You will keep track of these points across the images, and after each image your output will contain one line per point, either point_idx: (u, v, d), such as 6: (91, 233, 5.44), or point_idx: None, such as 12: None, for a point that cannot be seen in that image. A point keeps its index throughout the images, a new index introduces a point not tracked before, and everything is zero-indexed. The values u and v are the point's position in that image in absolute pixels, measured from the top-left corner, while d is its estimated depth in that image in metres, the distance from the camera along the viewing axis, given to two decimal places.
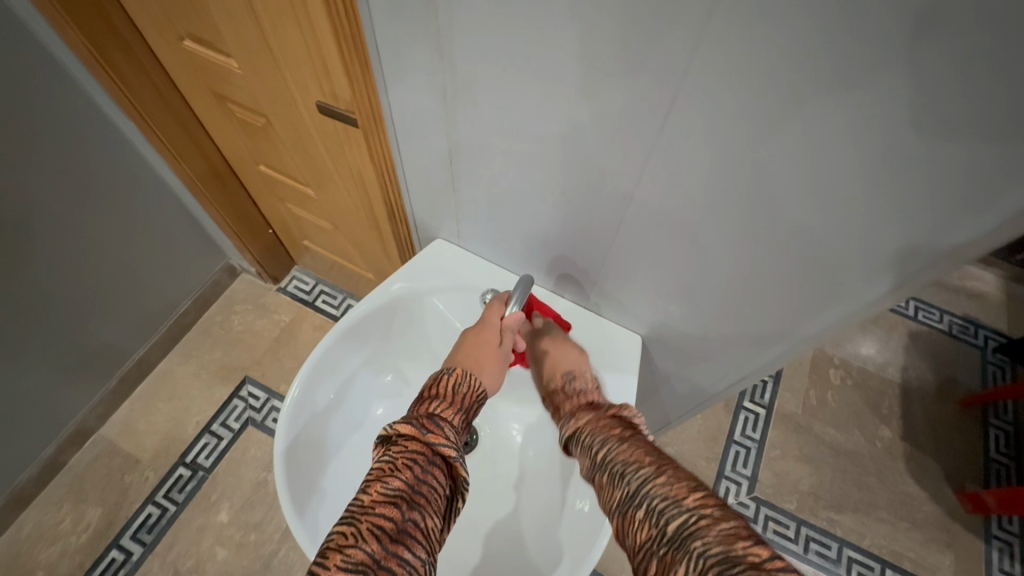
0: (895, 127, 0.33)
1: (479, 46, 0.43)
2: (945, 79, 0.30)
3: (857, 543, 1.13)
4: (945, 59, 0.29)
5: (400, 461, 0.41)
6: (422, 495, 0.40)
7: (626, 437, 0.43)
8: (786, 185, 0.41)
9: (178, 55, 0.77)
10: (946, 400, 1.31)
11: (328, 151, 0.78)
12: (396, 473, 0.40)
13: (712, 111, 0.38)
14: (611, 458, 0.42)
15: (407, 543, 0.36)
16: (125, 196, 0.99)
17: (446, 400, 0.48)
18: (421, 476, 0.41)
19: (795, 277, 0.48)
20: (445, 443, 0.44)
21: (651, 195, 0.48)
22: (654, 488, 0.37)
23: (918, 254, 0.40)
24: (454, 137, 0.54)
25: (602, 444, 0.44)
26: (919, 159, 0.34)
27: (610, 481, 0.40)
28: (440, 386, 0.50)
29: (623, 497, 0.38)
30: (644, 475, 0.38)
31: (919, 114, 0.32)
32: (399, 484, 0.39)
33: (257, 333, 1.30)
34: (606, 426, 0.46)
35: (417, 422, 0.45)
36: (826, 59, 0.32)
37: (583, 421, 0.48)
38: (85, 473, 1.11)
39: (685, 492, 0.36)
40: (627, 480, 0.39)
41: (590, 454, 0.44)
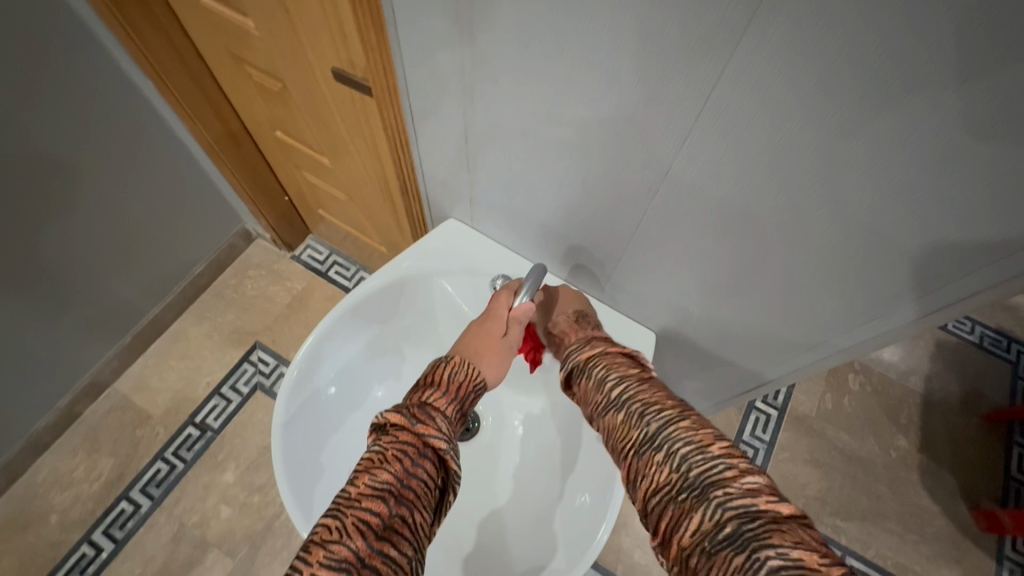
0: (965, 134, 0.29)
1: (501, 17, 0.40)
2: None
3: (861, 552, 1.11)
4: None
5: (389, 453, 0.40)
6: (411, 490, 0.39)
7: (643, 374, 0.41)
8: (827, 187, 0.37)
9: (195, 13, 0.75)
10: (969, 414, 1.26)
11: (343, 119, 0.75)
12: (385, 465, 0.39)
13: (752, 104, 0.35)
14: (629, 396, 0.38)
15: (394, 539, 0.36)
16: (142, 156, 0.99)
17: (441, 389, 0.47)
18: (411, 470, 0.40)
19: (827, 285, 0.45)
20: (435, 435, 0.42)
21: (678, 187, 0.45)
22: (677, 433, 0.35)
23: (972, 276, 0.36)
24: (472, 115, 0.51)
25: (618, 380, 0.40)
26: (988, 169, 0.30)
27: (626, 420, 0.38)
28: (437, 372, 0.48)
29: (641, 438, 0.36)
30: (666, 417, 0.36)
31: (995, 121, 0.28)
32: (388, 477, 0.38)
33: (269, 299, 1.30)
34: (620, 360, 0.42)
35: (408, 411, 0.44)
36: (889, 55, 0.28)
37: (594, 349, 0.44)
38: (98, 425, 1.14)
39: (710, 440, 0.34)
40: (646, 421, 0.37)
41: (602, 388, 0.40)
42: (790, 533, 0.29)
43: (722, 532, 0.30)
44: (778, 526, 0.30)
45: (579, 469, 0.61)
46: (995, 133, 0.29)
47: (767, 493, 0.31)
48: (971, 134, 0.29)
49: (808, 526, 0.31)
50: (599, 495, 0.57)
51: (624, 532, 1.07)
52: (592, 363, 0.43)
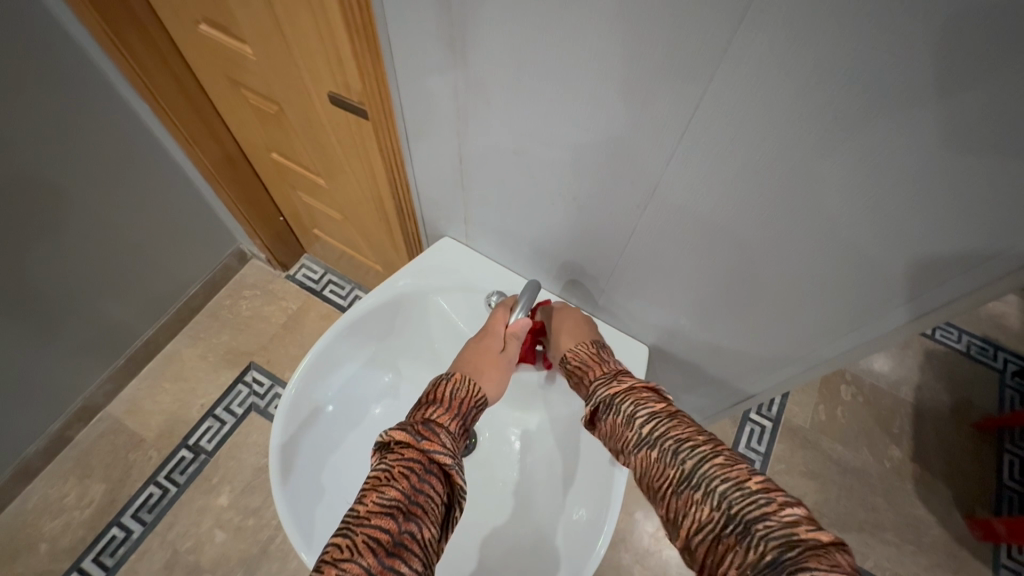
0: (929, 150, 0.31)
1: (491, 43, 0.42)
2: (986, 104, 0.28)
3: (860, 564, 1.11)
4: (995, 81, 0.27)
5: (396, 470, 0.41)
6: (418, 505, 0.39)
7: (671, 410, 0.42)
8: (808, 204, 0.39)
9: (194, 40, 0.76)
10: (961, 422, 1.27)
11: (339, 142, 0.77)
12: (392, 483, 0.40)
13: (730, 125, 0.37)
14: (660, 434, 0.40)
15: (406, 554, 0.36)
16: (138, 178, 1.00)
17: (443, 405, 0.47)
18: (417, 486, 0.40)
19: (813, 297, 0.47)
20: (440, 450, 0.43)
21: (666, 204, 0.46)
22: (713, 469, 0.36)
23: (951, 285, 0.38)
24: (466, 137, 0.53)
25: (648, 417, 0.41)
26: (955, 182, 0.32)
27: (660, 459, 0.39)
28: (439, 389, 0.49)
29: (677, 476, 0.37)
30: (699, 455, 0.37)
31: (958, 136, 0.30)
32: (395, 494, 0.39)
33: (264, 319, 1.30)
34: (646, 396, 0.43)
35: (412, 428, 0.44)
36: (853, 78, 0.30)
37: (617, 390, 0.45)
38: (90, 449, 1.12)
39: (746, 474, 0.35)
40: (680, 458, 0.38)
41: (633, 426, 0.42)
42: (834, 561, 0.30)
43: (763, 564, 0.31)
44: (816, 553, 0.30)
45: (577, 484, 0.61)
46: (967, 148, 0.30)
47: (806, 523, 0.32)
48: (943, 149, 0.31)
49: (847, 552, 0.31)
50: (597, 510, 0.58)
51: (623, 548, 1.06)
52: (619, 398, 0.44)
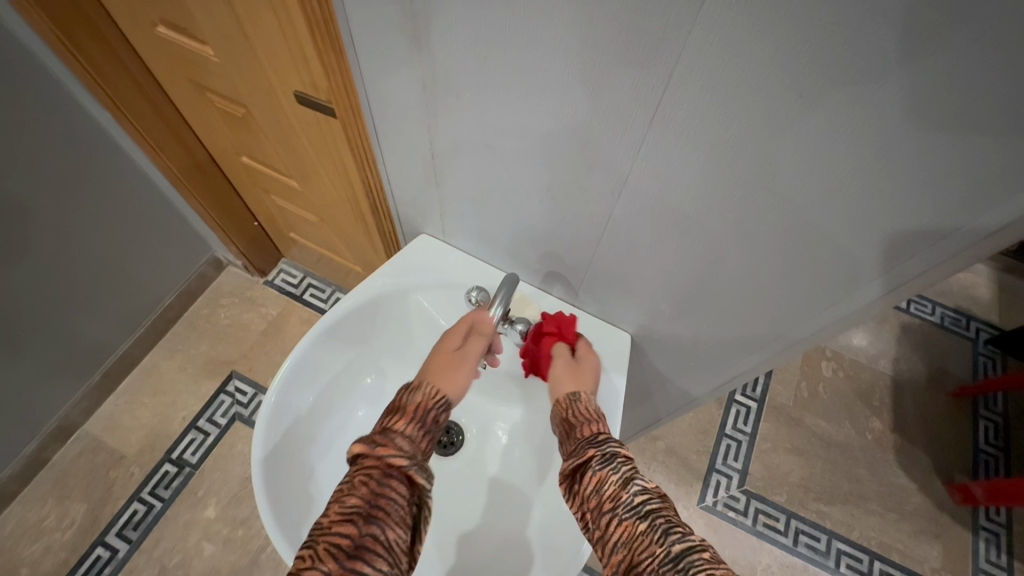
0: (894, 129, 0.32)
1: (457, 36, 0.41)
2: (945, 81, 0.28)
3: (846, 535, 1.13)
4: (957, 56, 0.27)
5: (354, 480, 0.40)
6: (380, 508, 0.39)
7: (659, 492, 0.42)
8: (776, 188, 0.39)
9: (153, 43, 0.74)
10: (938, 392, 1.31)
11: (310, 142, 0.75)
12: (352, 491, 0.39)
13: (698, 111, 0.37)
14: (654, 513, 0.39)
15: (368, 556, 0.36)
16: (103, 190, 0.97)
17: (399, 411, 0.46)
18: (377, 490, 0.40)
19: (786, 279, 0.47)
20: (397, 453, 0.42)
21: (640, 193, 0.46)
22: (702, 562, 0.35)
23: (920, 260, 0.39)
24: (436, 133, 0.52)
25: (643, 491, 0.41)
26: (919, 161, 0.33)
27: (652, 536, 0.38)
28: (398, 400, 0.48)
29: (665, 558, 0.36)
30: (691, 545, 0.37)
31: (922, 115, 0.30)
32: (355, 501, 0.39)
33: (244, 326, 1.28)
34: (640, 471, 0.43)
35: (368, 438, 0.44)
36: (816, 59, 0.30)
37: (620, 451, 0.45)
38: (69, 469, 1.09)
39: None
40: (670, 541, 0.37)
41: (625, 489, 0.41)
42: None
43: None
44: None
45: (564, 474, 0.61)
46: (933, 122, 0.30)
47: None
48: (908, 124, 0.31)
49: None
50: None
51: None
52: (619, 459, 0.44)
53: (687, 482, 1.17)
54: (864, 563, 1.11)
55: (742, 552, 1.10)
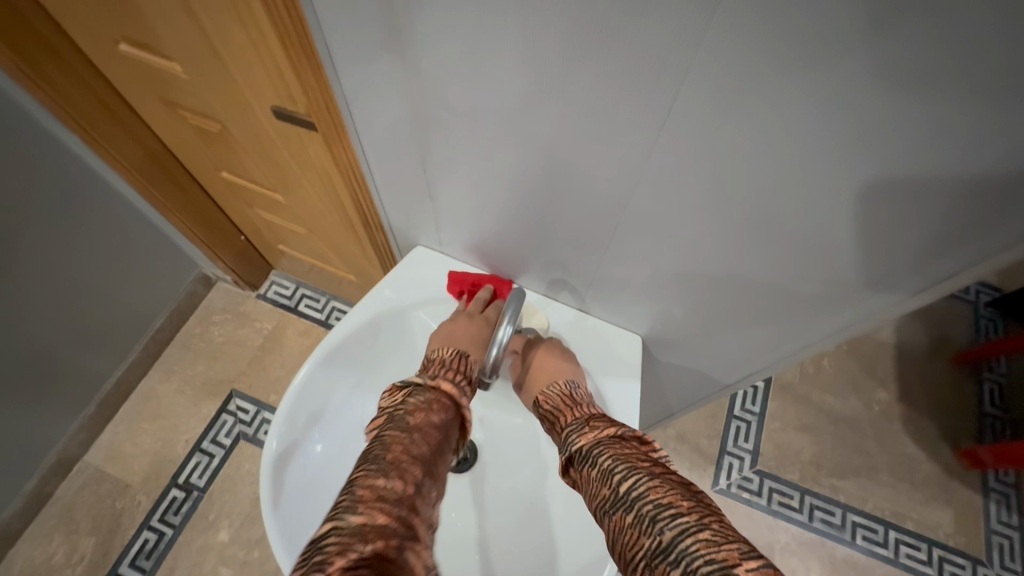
0: (921, 131, 0.30)
1: (442, 47, 0.38)
2: (982, 78, 0.26)
3: (860, 507, 1.14)
4: (994, 53, 0.25)
5: (435, 404, 0.48)
6: (446, 436, 0.46)
7: (656, 469, 0.43)
8: (795, 189, 0.37)
9: (116, 62, 0.70)
10: (941, 358, 1.31)
11: (292, 155, 0.72)
12: (433, 412, 0.47)
13: (709, 115, 0.34)
14: (641, 499, 0.40)
15: (440, 459, 0.45)
16: (79, 217, 0.93)
17: (465, 374, 0.53)
18: (447, 423, 0.47)
19: (803, 279, 0.45)
20: (466, 406, 0.51)
21: (649, 197, 0.44)
22: (696, 548, 0.35)
23: (953, 257, 0.36)
24: (426, 145, 0.50)
25: (627, 474, 0.42)
26: (946, 161, 0.31)
27: (637, 525, 0.39)
28: (461, 363, 0.54)
29: (654, 548, 0.37)
30: (682, 527, 0.36)
31: (955, 117, 0.28)
32: (436, 422, 0.46)
33: (240, 343, 1.25)
34: (627, 450, 0.45)
35: (455, 382, 0.51)
36: (837, 60, 0.28)
37: (603, 433, 0.48)
38: (73, 502, 1.07)
39: (735, 559, 0.34)
40: (659, 528, 0.37)
41: (609, 481, 0.43)
42: None
43: None
44: None
45: None
46: (972, 117, 0.28)
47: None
48: (937, 122, 0.29)
49: None
50: None
51: None
52: (597, 451, 0.46)
53: (700, 467, 1.17)
54: (879, 534, 1.12)
55: (758, 532, 1.11)
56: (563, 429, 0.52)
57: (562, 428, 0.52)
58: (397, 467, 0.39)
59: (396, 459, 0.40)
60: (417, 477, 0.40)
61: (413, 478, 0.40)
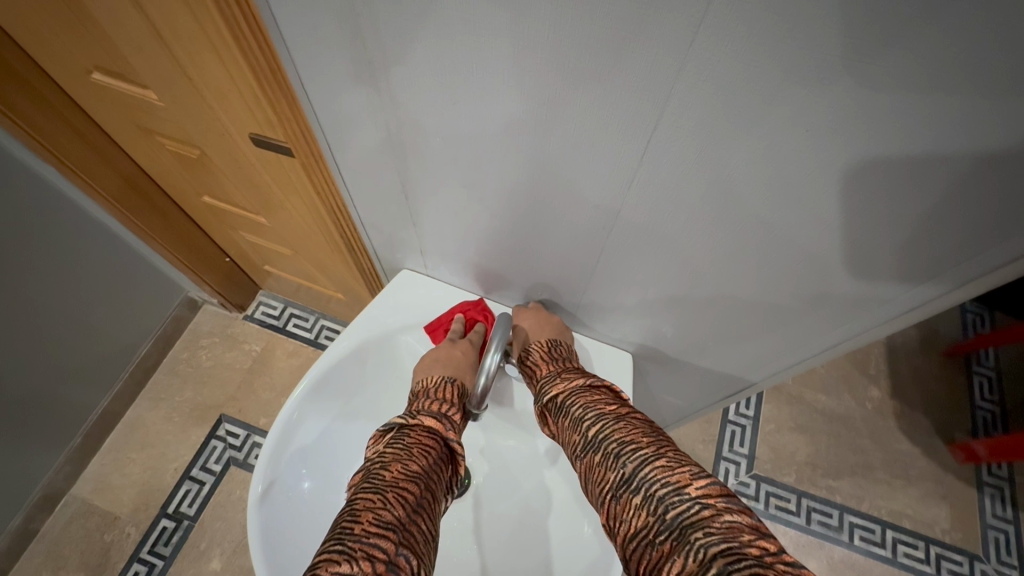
0: (894, 151, 0.30)
1: (419, 78, 0.38)
2: (948, 100, 0.27)
3: (857, 508, 1.14)
4: (959, 79, 0.26)
5: (415, 449, 0.45)
6: (433, 485, 0.44)
7: (621, 411, 0.46)
8: (776, 209, 0.37)
9: (91, 91, 0.68)
10: (931, 353, 1.32)
11: (273, 180, 0.71)
12: (413, 458, 0.44)
13: (688, 140, 0.35)
14: (606, 438, 0.43)
15: (423, 517, 0.41)
16: (59, 247, 0.91)
17: (452, 403, 0.52)
18: (433, 466, 0.45)
19: (788, 294, 0.45)
20: (455, 438, 0.49)
21: (633, 220, 0.44)
22: (652, 474, 0.39)
23: (937, 268, 0.37)
24: (408, 171, 0.49)
25: (595, 419, 0.45)
26: (917, 181, 0.31)
27: (604, 462, 0.42)
28: (450, 392, 0.53)
29: (618, 479, 0.40)
30: (643, 459, 0.40)
31: (926, 139, 0.29)
32: (417, 468, 0.43)
33: (228, 366, 1.23)
34: (597, 398, 0.48)
35: (437, 416, 0.50)
36: (807, 87, 0.29)
37: (571, 384, 0.50)
38: (60, 537, 1.04)
39: (687, 480, 0.38)
40: (622, 462, 0.41)
41: (581, 427, 0.46)
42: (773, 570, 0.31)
43: (699, 569, 0.33)
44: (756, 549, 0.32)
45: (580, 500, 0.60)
46: (956, 131, 0.28)
47: (718, 498, 0.37)
48: (910, 143, 0.29)
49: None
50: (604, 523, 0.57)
51: None
52: (569, 401, 0.49)
53: None
54: (877, 534, 1.12)
55: None
56: (541, 381, 0.54)
57: (540, 380, 0.54)
58: (364, 544, 0.35)
59: (364, 532, 0.36)
60: (390, 551, 0.36)
61: (383, 555, 0.35)
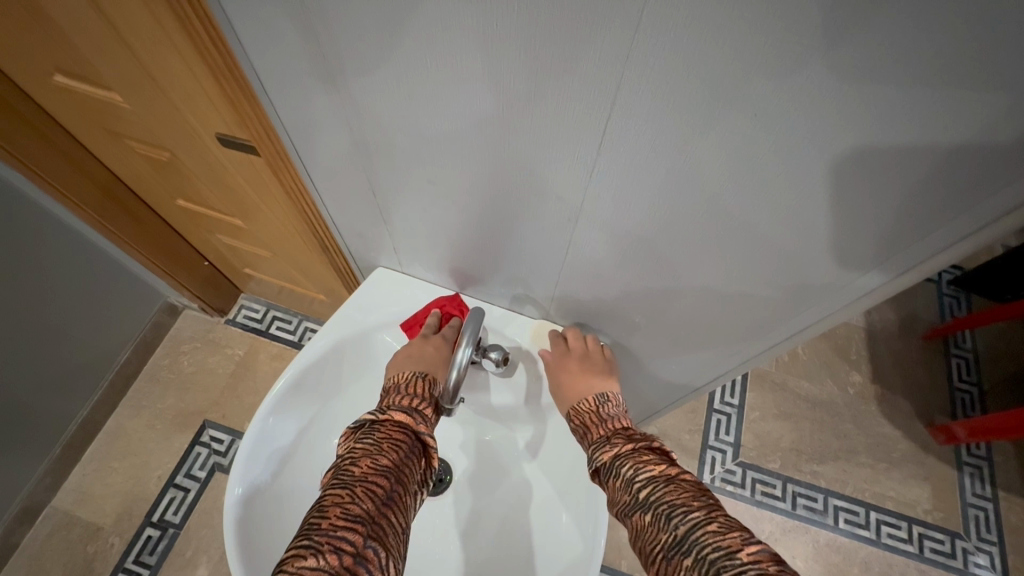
0: (845, 136, 0.31)
1: (379, 75, 0.38)
2: (891, 85, 0.27)
3: (841, 491, 1.16)
4: (901, 63, 0.26)
5: (385, 444, 0.45)
6: (405, 477, 0.43)
7: (670, 471, 0.43)
8: (737, 196, 0.38)
9: (53, 93, 0.67)
10: (910, 337, 1.34)
11: (244, 180, 0.70)
12: (383, 453, 0.44)
13: (648, 130, 0.35)
14: (657, 499, 0.41)
15: (393, 511, 0.41)
16: (30, 255, 0.89)
17: (422, 397, 0.52)
18: (404, 459, 0.45)
19: (755, 280, 0.46)
20: (427, 432, 0.49)
21: (599, 211, 0.44)
22: (706, 537, 0.36)
23: (893, 251, 0.37)
24: (375, 168, 0.49)
25: (646, 481, 0.42)
26: (869, 165, 0.32)
27: (655, 523, 0.40)
28: (422, 386, 0.53)
29: (670, 541, 0.38)
30: (696, 521, 0.38)
31: (874, 123, 0.29)
32: (387, 462, 0.43)
33: (210, 371, 1.22)
34: (646, 457, 0.45)
35: (407, 411, 0.49)
36: (757, 74, 0.29)
37: (622, 446, 0.47)
38: (42, 550, 1.03)
39: (738, 544, 0.35)
40: (674, 523, 0.38)
41: (631, 489, 0.43)
42: None
43: None
44: None
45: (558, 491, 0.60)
46: (907, 113, 0.28)
47: (771, 564, 0.34)
48: (859, 128, 0.30)
49: None
50: (580, 513, 0.56)
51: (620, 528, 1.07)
52: (619, 461, 0.46)
53: (684, 464, 1.17)
54: (861, 516, 1.13)
55: (745, 523, 1.11)
56: (592, 443, 0.51)
57: (592, 440, 0.51)
58: (331, 537, 0.36)
59: (331, 526, 0.36)
60: (359, 543, 0.36)
61: (351, 547, 0.36)
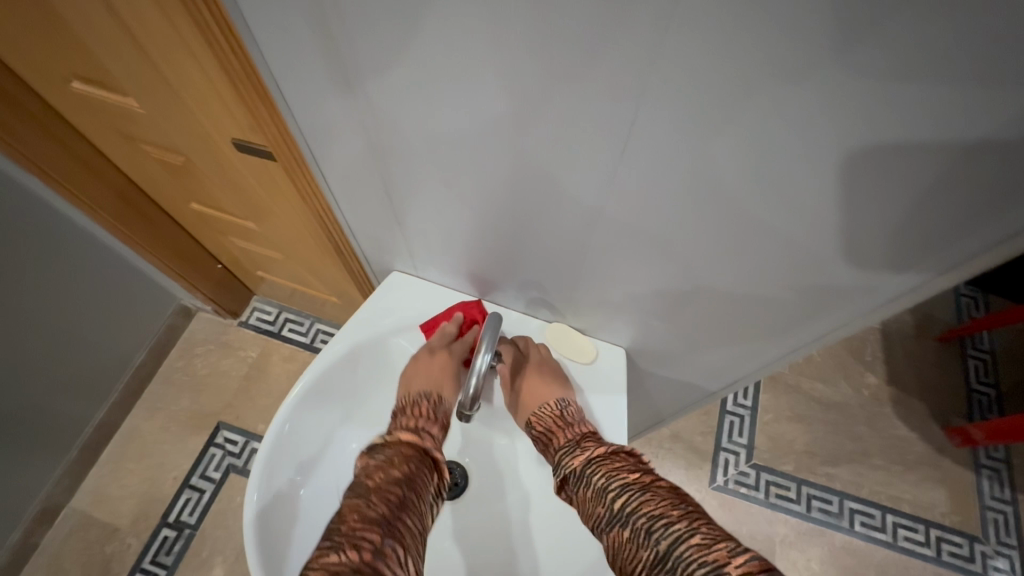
0: (869, 140, 0.30)
1: (395, 81, 0.38)
2: (917, 88, 0.27)
3: (856, 494, 1.14)
4: (928, 65, 0.26)
5: (395, 458, 0.45)
6: (418, 488, 0.44)
7: (647, 482, 0.43)
8: (758, 201, 0.37)
9: (71, 100, 0.68)
10: (926, 338, 1.33)
11: (259, 184, 0.71)
12: (395, 465, 0.44)
13: (666, 135, 0.35)
14: (634, 511, 0.40)
15: (409, 515, 0.41)
16: (48, 260, 0.90)
17: (429, 419, 0.53)
18: (415, 471, 0.45)
19: (774, 284, 0.45)
20: (434, 448, 0.49)
21: (616, 215, 0.44)
22: (691, 552, 0.36)
23: (917, 255, 0.37)
24: (391, 173, 0.49)
25: (620, 492, 0.42)
26: (893, 169, 0.31)
27: (634, 539, 0.39)
28: (426, 408, 0.54)
29: (651, 558, 0.37)
30: (677, 535, 0.37)
31: (899, 126, 0.29)
32: (399, 474, 0.43)
33: (224, 373, 1.23)
34: (617, 468, 0.45)
35: (411, 429, 0.50)
36: (781, 77, 0.29)
37: (592, 453, 0.48)
38: (61, 550, 1.04)
39: (725, 558, 0.34)
40: (655, 539, 0.38)
41: (604, 499, 0.43)
42: None
43: None
44: None
45: None
46: (934, 117, 0.28)
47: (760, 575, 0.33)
48: (884, 131, 0.29)
49: None
50: None
51: None
52: (589, 471, 0.46)
53: (697, 466, 1.16)
54: (877, 519, 1.12)
55: (759, 526, 1.10)
56: (555, 451, 0.52)
57: (555, 448, 0.52)
58: (351, 538, 0.36)
59: (351, 529, 0.37)
60: (377, 542, 0.36)
61: (370, 545, 0.36)
